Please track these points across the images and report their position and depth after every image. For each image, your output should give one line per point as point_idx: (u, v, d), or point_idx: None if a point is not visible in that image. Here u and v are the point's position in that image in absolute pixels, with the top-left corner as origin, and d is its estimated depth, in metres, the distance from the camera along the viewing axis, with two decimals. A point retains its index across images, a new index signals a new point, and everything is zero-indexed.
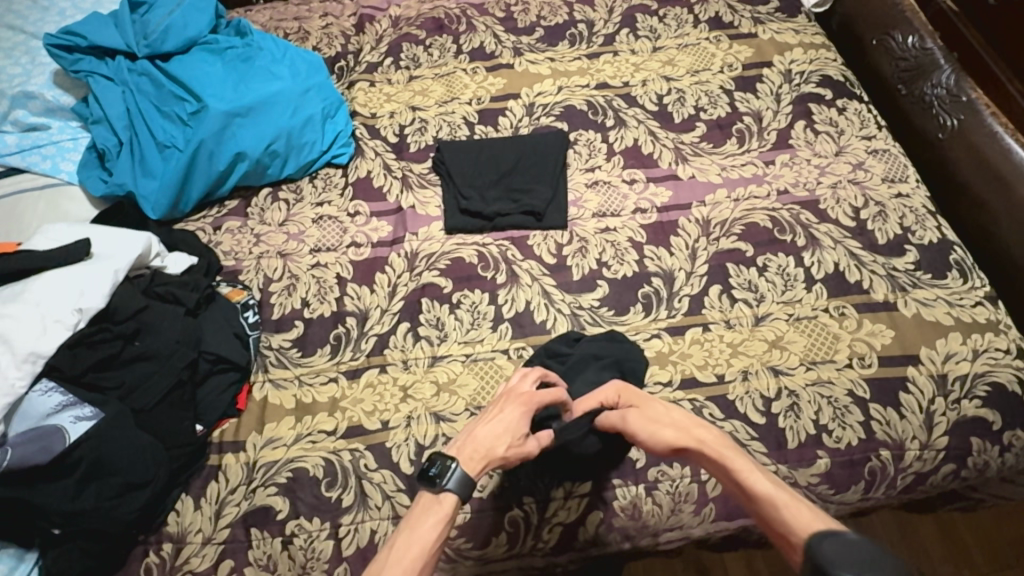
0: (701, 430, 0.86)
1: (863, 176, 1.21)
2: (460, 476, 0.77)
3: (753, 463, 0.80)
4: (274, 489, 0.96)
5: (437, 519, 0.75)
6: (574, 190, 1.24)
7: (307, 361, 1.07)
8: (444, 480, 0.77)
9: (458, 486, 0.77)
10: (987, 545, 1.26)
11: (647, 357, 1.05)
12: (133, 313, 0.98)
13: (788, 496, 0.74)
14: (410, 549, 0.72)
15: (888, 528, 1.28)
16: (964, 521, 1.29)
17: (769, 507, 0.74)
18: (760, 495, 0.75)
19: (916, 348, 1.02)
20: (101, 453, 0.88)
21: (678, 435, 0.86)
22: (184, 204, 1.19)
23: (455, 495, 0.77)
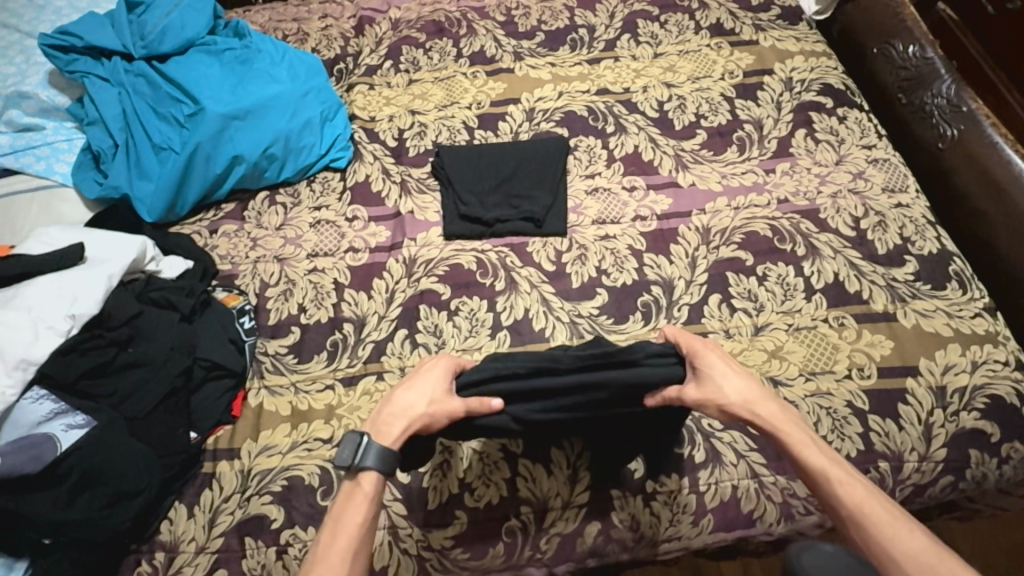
0: (768, 397, 0.84)
1: (863, 186, 1.21)
2: (377, 453, 0.79)
3: (809, 436, 0.82)
4: (269, 498, 0.95)
5: (360, 499, 0.79)
6: (574, 196, 1.23)
7: (304, 368, 1.06)
8: (360, 459, 0.79)
9: (376, 463, 0.79)
10: (984, 557, 1.26)
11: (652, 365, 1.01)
12: (129, 319, 0.97)
13: (843, 473, 0.78)
14: (336, 536, 0.76)
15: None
16: (959, 531, 1.29)
17: (821, 481, 0.78)
18: (816, 471, 0.79)
19: (915, 359, 1.02)
20: (93, 462, 0.86)
21: (746, 392, 0.83)
22: (180, 207, 1.18)
23: (374, 471, 0.79)
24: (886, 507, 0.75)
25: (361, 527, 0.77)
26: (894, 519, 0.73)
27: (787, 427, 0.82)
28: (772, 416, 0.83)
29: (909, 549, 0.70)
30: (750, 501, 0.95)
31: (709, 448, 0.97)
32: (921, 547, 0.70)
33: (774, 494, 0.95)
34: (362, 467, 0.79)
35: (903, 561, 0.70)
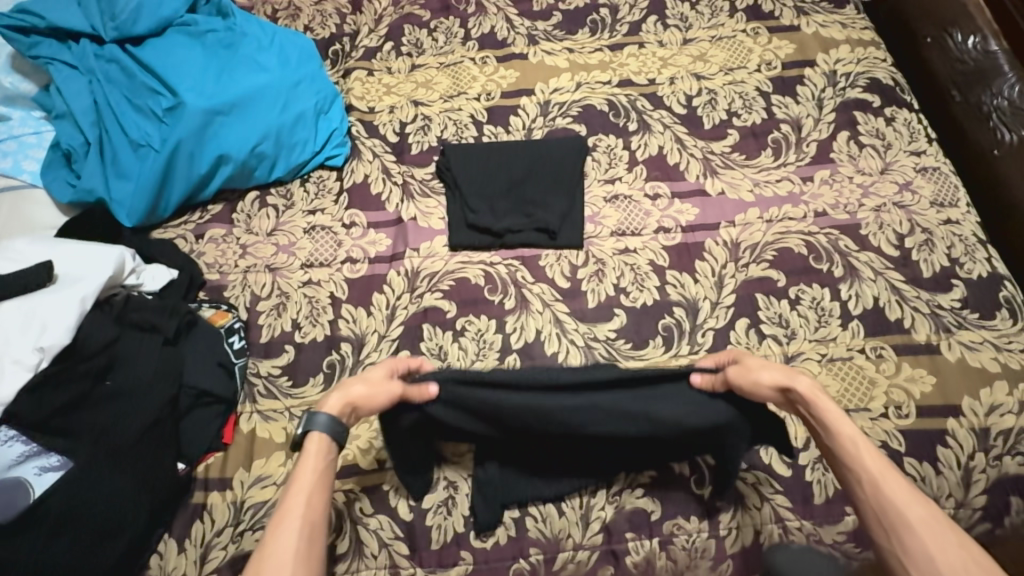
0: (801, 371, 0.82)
1: (909, 199, 1.10)
2: (324, 419, 0.78)
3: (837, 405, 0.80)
4: (263, 533, 0.90)
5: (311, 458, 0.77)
6: (591, 204, 1.13)
7: (299, 392, 0.99)
8: (308, 425, 0.78)
9: (323, 428, 0.78)
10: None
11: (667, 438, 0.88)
12: (106, 345, 0.87)
13: (868, 443, 0.76)
14: (289, 492, 0.74)
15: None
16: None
17: (849, 447, 0.76)
18: (844, 437, 0.76)
19: (958, 397, 0.95)
20: (70, 505, 0.80)
21: (786, 375, 0.81)
22: (162, 209, 1.08)
23: (322, 434, 0.78)
24: (903, 483, 0.73)
25: (310, 486, 0.75)
26: (908, 489, 0.72)
27: (820, 397, 0.80)
28: (807, 387, 0.81)
29: (920, 517, 0.69)
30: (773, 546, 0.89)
31: (731, 489, 0.91)
32: (931, 516, 0.70)
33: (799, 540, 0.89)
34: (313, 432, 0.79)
35: (917, 526, 0.69)
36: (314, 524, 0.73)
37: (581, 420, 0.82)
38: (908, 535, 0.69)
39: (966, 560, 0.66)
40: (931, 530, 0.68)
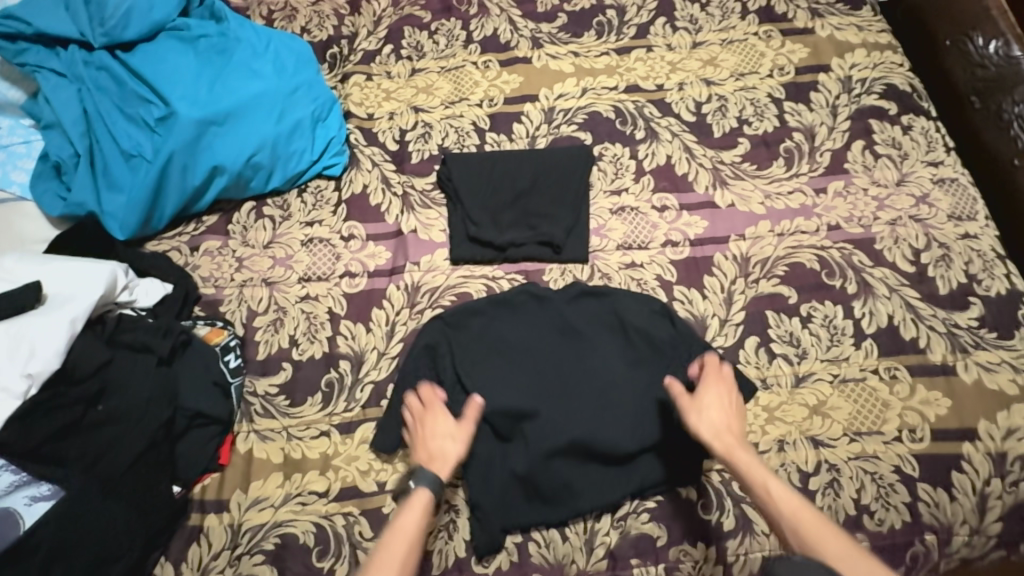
0: (730, 421, 0.82)
1: (926, 212, 1.06)
2: (431, 475, 0.80)
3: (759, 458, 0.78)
4: (261, 557, 0.88)
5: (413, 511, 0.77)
6: (597, 216, 1.10)
7: (296, 412, 0.97)
8: (417, 480, 0.79)
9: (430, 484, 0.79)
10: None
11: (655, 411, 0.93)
12: (96, 370, 0.86)
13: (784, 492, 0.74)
14: (396, 544, 0.73)
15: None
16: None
17: (766, 501, 0.74)
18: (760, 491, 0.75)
19: (975, 421, 0.92)
20: (63, 534, 0.78)
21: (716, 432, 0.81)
22: (156, 221, 1.05)
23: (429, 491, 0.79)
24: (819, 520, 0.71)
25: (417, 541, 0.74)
26: (825, 533, 0.69)
27: (739, 447, 0.79)
28: (728, 440, 0.80)
29: (834, 555, 0.66)
30: None
31: (739, 515, 0.89)
32: (846, 551, 0.67)
33: None
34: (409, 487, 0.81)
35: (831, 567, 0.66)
36: None
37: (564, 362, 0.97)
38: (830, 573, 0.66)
39: None
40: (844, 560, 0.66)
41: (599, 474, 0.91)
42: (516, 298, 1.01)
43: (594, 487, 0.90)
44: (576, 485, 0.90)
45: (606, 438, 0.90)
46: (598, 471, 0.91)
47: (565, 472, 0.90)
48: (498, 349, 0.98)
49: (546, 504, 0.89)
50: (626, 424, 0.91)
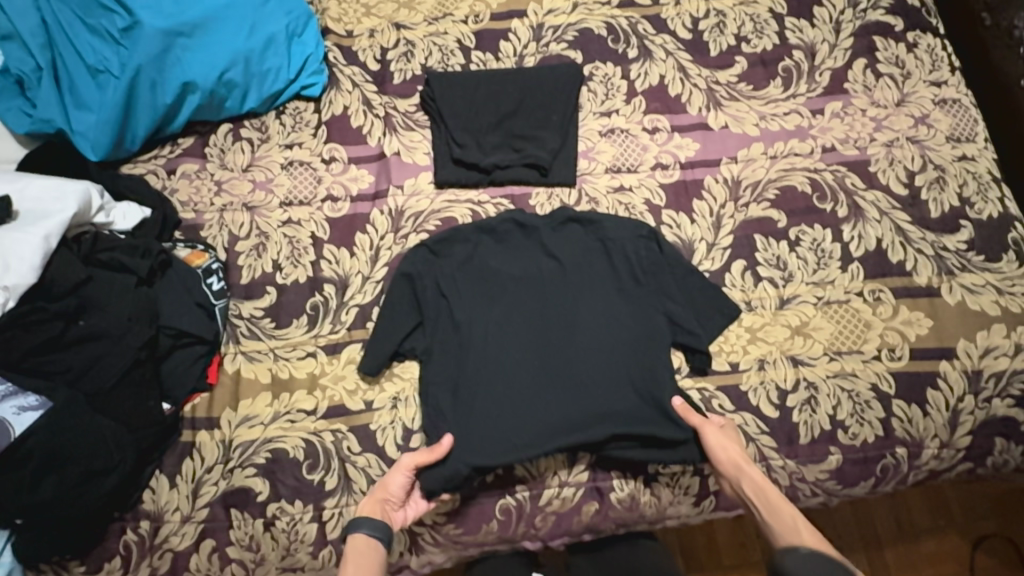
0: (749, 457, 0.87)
1: (924, 134, 1.03)
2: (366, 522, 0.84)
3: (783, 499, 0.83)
4: (253, 470, 0.91)
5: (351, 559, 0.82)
6: (586, 138, 1.06)
7: (283, 333, 0.98)
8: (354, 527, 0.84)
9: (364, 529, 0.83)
10: (978, 524, 1.31)
11: (636, 334, 0.94)
12: (75, 287, 0.84)
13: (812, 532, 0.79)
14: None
15: (883, 509, 1.32)
16: (951, 495, 1.34)
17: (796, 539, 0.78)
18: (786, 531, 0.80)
19: (954, 340, 0.93)
20: (54, 443, 0.80)
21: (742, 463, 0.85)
22: (129, 142, 1.02)
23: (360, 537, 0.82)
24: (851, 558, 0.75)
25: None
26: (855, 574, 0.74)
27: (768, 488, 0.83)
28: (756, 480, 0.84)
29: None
30: None
31: None
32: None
33: (780, 477, 0.91)
34: (432, 440, 0.91)
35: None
36: None
37: (547, 290, 0.97)
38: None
39: None
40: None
41: (579, 402, 0.91)
42: (501, 225, 1.00)
43: (574, 413, 0.90)
44: (552, 406, 0.91)
45: (583, 361, 0.92)
46: (577, 400, 0.91)
47: (545, 399, 0.91)
48: (481, 276, 0.98)
49: (525, 426, 0.90)
50: (603, 348, 0.93)
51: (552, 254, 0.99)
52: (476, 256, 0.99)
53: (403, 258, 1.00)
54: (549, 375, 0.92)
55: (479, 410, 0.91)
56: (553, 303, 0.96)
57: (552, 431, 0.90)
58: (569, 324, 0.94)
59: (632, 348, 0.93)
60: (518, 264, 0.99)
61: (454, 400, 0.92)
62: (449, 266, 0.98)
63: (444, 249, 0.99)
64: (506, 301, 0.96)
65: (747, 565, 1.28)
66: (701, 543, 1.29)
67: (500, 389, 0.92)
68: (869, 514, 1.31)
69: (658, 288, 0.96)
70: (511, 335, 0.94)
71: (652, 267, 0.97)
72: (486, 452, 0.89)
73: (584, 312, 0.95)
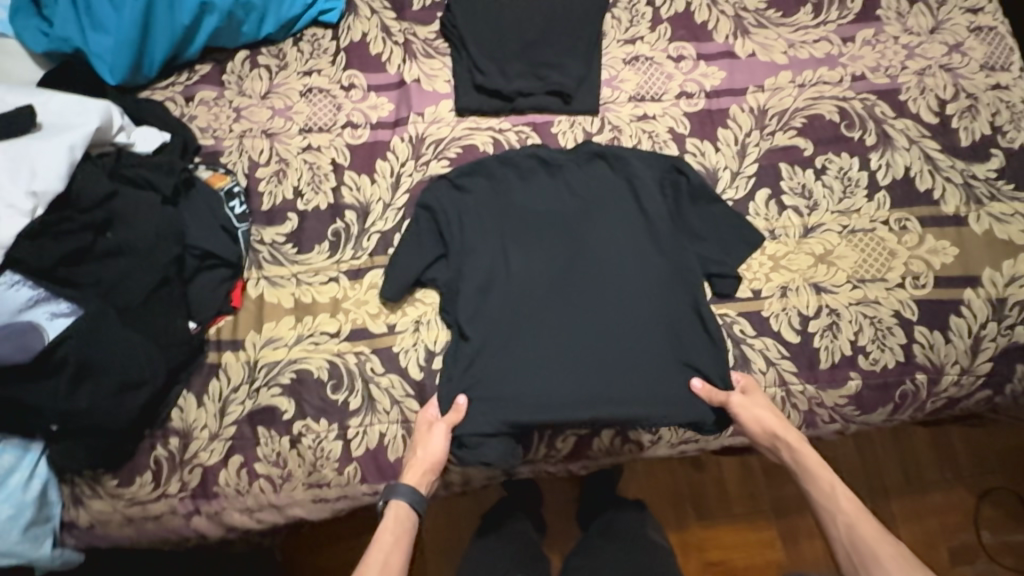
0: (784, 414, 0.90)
1: (957, 61, 1.00)
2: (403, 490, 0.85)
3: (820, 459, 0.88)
4: (278, 389, 0.93)
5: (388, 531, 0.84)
6: (609, 66, 1.04)
7: (305, 259, 0.98)
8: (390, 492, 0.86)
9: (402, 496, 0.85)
10: (985, 478, 1.33)
11: (661, 269, 0.93)
12: (103, 200, 0.85)
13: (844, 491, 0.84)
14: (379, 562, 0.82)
15: (891, 463, 1.33)
16: (959, 448, 1.35)
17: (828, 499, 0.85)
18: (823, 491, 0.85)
19: (980, 269, 0.92)
20: (86, 353, 0.81)
21: (779, 425, 0.87)
22: (147, 68, 1.01)
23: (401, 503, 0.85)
24: (877, 523, 0.81)
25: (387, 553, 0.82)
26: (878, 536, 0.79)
27: (801, 445, 0.88)
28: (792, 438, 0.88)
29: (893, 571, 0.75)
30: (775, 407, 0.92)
31: (738, 354, 0.92)
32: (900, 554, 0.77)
33: (800, 402, 0.91)
34: (453, 364, 0.92)
35: (885, 562, 0.76)
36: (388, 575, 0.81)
37: (572, 227, 0.95)
38: (879, 569, 0.76)
39: None
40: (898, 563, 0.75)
41: (603, 342, 0.89)
42: (525, 161, 0.99)
43: (598, 353, 0.89)
44: (576, 340, 0.90)
45: (607, 297, 0.91)
46: (601, 340, 0.90)
47: (568, 336, 0.90)
48: (505, 210, 0.96)
49: (549, 359, 0.89)
50: (628, 285, 0.92)
51: (578, 192, 0.97)
52: (501, 191, 0.97)
53: (426, 188, 0.99)
54: (573, 310, 0.91)
55: (502, 346, 0.90)
56: (577, 238, 0.94)
57: (574, 368, 0.89)
58: (593, 261, 0.93)
59: (657, 284, 0.92)
60: (544, 200, 0.97)
61: (476, 331, 0.91)
62: (472, 200, 0.97)
63: (467, 181, 0.98)
64: (531, 236, 0.95)
65: (756, 513, 1.31)
66: (710, 493, 1.32)
67: (523, 325, 0.91)
68: (877, 460, 1.33)
69: (683, 224, 0.96)
70: (534, 273, 0.93)
71: (676, 203, 0.96)
72: (507, 383, 0.89)
73: (609, 248, 0.94)
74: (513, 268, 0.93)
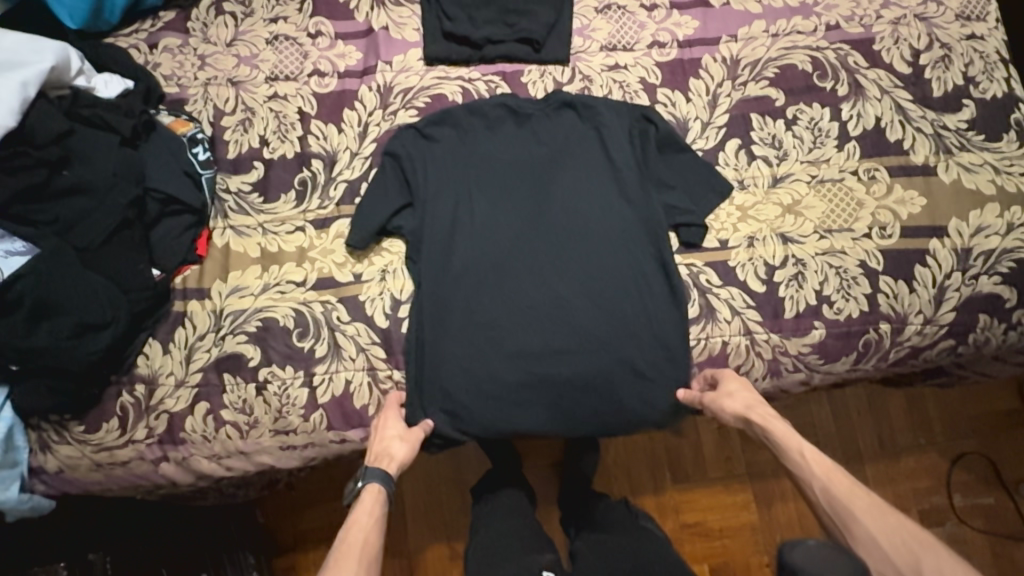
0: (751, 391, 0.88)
1: (933, 11, 0.99)
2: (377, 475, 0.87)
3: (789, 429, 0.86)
4: (244, 337, 0.93)
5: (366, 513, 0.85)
6: (581, 15, 1.02)
7: (271, 208, 0.97)
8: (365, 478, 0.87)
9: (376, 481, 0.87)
10: (957, 442, 1.34)
11: (629, 219, 0.93)
12: (58, 137, 0.84)
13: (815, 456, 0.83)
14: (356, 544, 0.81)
15: (865, 426, 1.35)
16: (932, 411, 1.36)
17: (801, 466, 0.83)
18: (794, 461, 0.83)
19: (946, 219, 0.92)
20: (43, 292, 0.81)
21: (745, 406, 0.86)
22: (108, 12, 0.99)
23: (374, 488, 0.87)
24: (848, 480, 0.80)
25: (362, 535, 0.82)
26: (855, 495, 0.78)
27: (771, 421, 0.86)
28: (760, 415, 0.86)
29: (872, 528, 0.75)
30: (739, 356, 0.92)
31: (704, 304, 0.92)
32: (874, 506, 0.77)
33: (764, 351, 0.92)
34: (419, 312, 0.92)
35: (862, 518, 0.76)
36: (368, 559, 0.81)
37: (541, 179, 0.95)
38: (858, 525, 0.76)
39: (909, 539, 0.73)
40: (874, 517, 0.76)
41: (569, 294, 0.91)
42: (492, 111, 0.98)
43: (563, 305, 0.91)
44: (541, 293, 0.91)
45: (573, 251, 0.92)
46: (566, 292, 0.91)
47: (533, 288, 0.92)
48: (473, 161, 0.96)
49: (514, 311, 0.91)
50: (593, 237, 0.92)
51: (546, 142, 0.96)
52: (469, 141, 0.96)
53: (394, 136, 0.98)
54: (539, 263, 0.92)
55: (469, 296, 0.92)
56: (545, 190, 0.94)
57: (539, 319, 0.91)
58: (561, 213, 0.93)
59: (622, 236, 0.93)
60: (512, 150, 0.96)
61: (443, 281, 0.92)
62: (440, 151, 0.96)
63: (435, 130, 0.97)
64: (499, 188, 0.95)
65: (731, 477, 1.33)
66: (686, 457, 1.33)
67: (489, 277, 0.92)
68: (851, 422, 1.34)
69: (651, 173, 0.96)
70: (500, 223, 0.93)
71: (644, 153, 0.96)
72: (472, 332, 0.91)
73: (577, 200, 0.94)
74: (481, 218, 0.93)
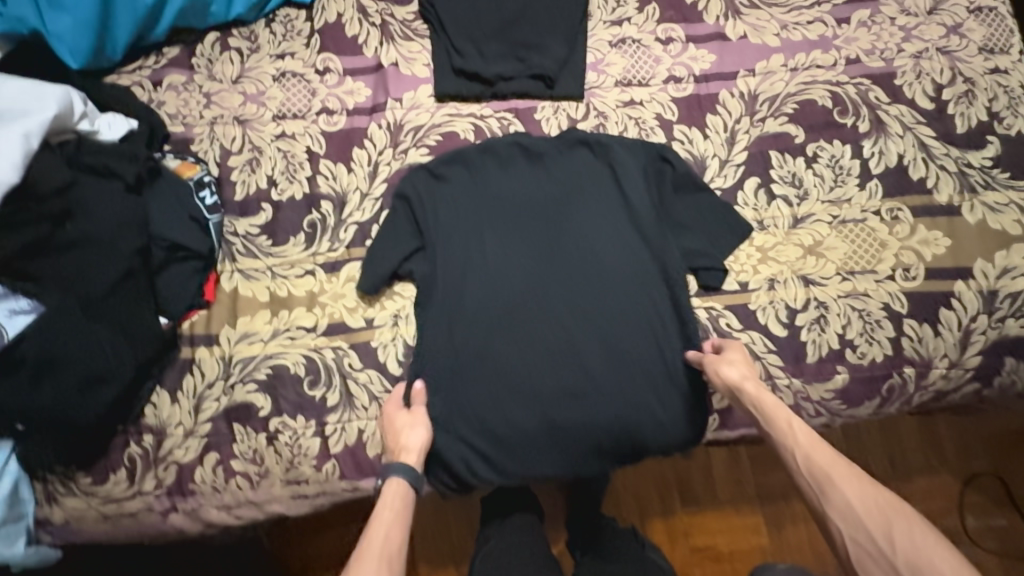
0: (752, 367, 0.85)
1: (956, 44, 0.97)
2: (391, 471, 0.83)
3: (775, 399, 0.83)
4: (254, 386, 0.91)
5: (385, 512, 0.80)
6: (595, 50, 1.00)
7: (280, 251, 0.95)
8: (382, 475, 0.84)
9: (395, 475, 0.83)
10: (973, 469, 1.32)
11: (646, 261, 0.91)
12: (60, 189, 0.82)
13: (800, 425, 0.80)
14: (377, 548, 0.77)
15: (879, 454, 1.32)
16: (947, 437, 1.34)
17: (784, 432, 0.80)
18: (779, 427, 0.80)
19: (971, 260, 0.90)
20: (49, 348, 0.79)
21: (743, 378, 0.83)
22: (111, 50, 0.96)
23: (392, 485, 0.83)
24: (829, 450, 0.78)
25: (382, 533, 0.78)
26: (835, 464, 0.76)
27: (764, 393, 0.82)
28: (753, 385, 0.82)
29: (852, 496, 0.73)
30: None
31: None
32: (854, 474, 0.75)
33: (785, 397, 0.90)
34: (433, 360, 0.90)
35: (840, 483, 0.74)
36: (391, 553, 0.77)
37: (551, 213, 0.93)
38: (836, 491, 0.74)
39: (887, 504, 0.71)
40: (852, 484, 0.74)
41: (585, 339, 0.89)
42: (504, 149, 0.95)
43: (580, 352, 0.89)
44: (557, 339, 0.89)
45: (589, 295, 0.90)
46: (582, 337, 0.89)
47: (548, 333, 0.89)
48: (483, 200, 0.93)
49: (529, 359, 0.89)
50: (608, 278, 0.90)
51: (559, 179, 0.94)
52: (480, 180, 0.94)
53: (404, 175, 0.96)
54: (553, 306, 0.90)
55: (483, 344, 0.89)
56: (559, 231, 0.92)
57: (553, 365, 0.89)
58: (574, 252, 0.91)
59: (636, 275, 0.91)
60: (523, 187, 0.94)
61: (456, 331, 0.90)
62: (450, 192, 0.94)
63: (445, 171, 0.95)
64: (511, 229, 0.93)
65: (743, 500, 1.30)
66: (697, 482, 1.31)
67: (503, 323, 0.90)
68: (867, 450, 1.32)
69: (666, 211, 0.94)
70: (512, 263, 0.91)
71: (658, 190, 0.94)
72: (486, 381, 0.89)
73: (589, 237, 0.92)
74: (494, 262, 0.91)
